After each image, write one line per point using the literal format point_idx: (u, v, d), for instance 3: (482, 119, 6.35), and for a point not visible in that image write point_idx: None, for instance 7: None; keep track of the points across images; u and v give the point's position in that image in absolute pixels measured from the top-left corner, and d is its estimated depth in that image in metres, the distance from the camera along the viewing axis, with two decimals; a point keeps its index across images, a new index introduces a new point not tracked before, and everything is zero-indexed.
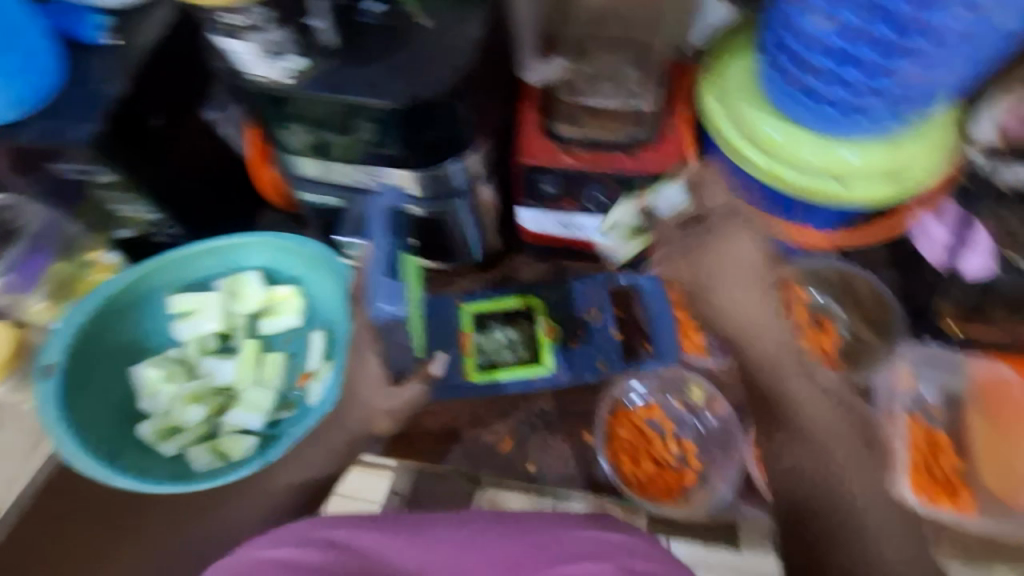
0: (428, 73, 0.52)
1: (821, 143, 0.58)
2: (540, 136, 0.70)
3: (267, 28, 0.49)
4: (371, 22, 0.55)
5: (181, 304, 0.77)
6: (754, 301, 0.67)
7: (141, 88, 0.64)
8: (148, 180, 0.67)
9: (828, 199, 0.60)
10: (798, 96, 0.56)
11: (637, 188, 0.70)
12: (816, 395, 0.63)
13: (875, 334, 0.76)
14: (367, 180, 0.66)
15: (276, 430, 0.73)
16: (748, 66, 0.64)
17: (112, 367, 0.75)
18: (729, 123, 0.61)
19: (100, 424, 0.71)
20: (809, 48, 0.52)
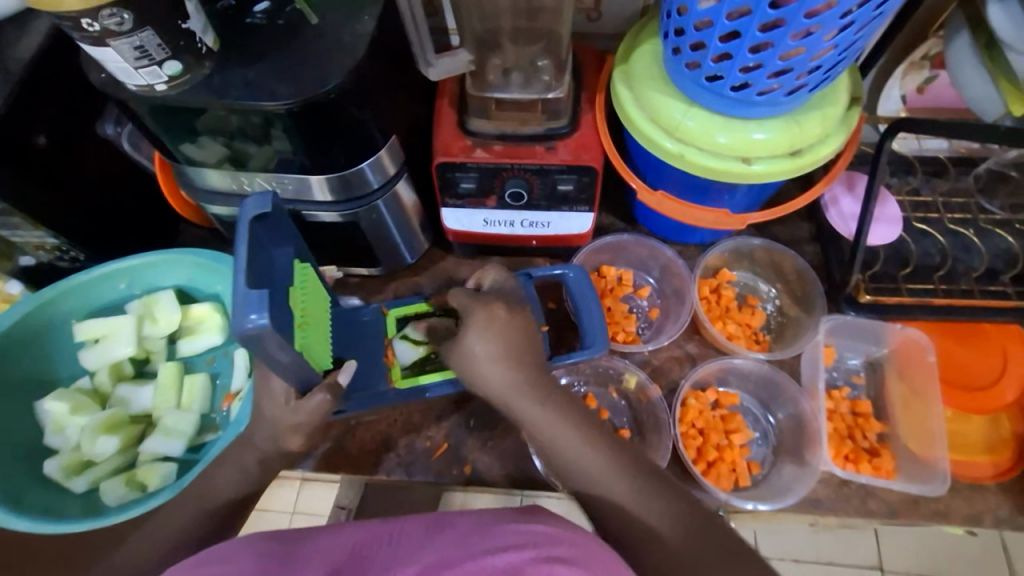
0: (316, 71, 0.50)
1: (726, 124, 0.58)
2: (455, 133, 0.69)
3: (132, 32, 0.43)
4: (258, 22, 0.53)
5: (87, 331, 0.72)
6: (499, 374, 0.56)
7: (17, 102, 0.59)
8: (36, 202, 0.63)
9: (736, 178, 0.60)
10: (699, 80, 0.56)
11: (556, 180, 0.69)
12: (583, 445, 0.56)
13: (801, 310, 0.78)
14: (277, 189, 0.63)
15: (198, 455, 0.69)
16: (655, 48, 0.63)
17: (16, 402, 0.70)
18: (638, 109, 0.61)
19: (3, 465, 0.66)
20: (701, 33, 0.51)
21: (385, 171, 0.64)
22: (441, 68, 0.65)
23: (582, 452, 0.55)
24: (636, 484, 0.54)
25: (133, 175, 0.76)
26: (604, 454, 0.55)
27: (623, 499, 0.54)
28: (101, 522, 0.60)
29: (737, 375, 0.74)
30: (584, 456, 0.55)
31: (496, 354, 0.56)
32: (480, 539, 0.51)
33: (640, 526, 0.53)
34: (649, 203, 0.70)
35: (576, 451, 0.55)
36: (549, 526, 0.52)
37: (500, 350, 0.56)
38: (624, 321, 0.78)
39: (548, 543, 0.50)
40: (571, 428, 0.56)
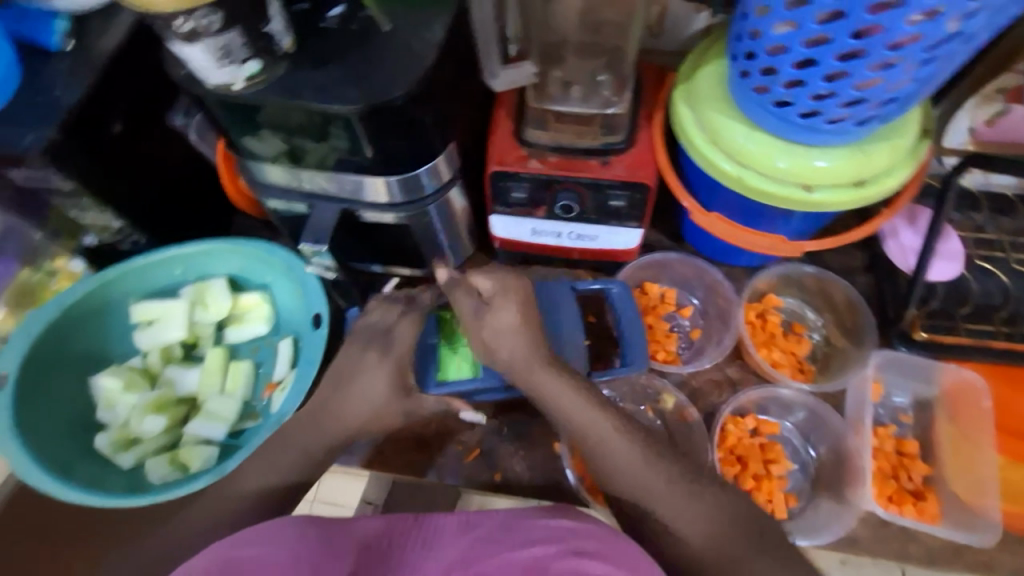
0: (386, 75, 0.51)
1: (787, 150, 0.57)
2: (511, 142, 0.70)
3: (220, 32, 0.44)
4: (332, 26, 0.54)
5: (143, 313, 0.75)
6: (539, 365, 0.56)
7: (99, 93, 0.62)
8: (105, 185, 0.65)
9: (795, 206, 0.59)
10: (766, 105, 0.55)
11: (607, 195, 0.69)
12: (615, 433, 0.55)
13: (849, 342, 0.76)
14: (334, 188, 0.65)
15: (239, 440, 0.71)
16: (718, 69, 0.62)
17: (70, 377, 0.72)
18: (699, 132, 0.61)
19: (55, 436, 0.68)
20: (774, 59, 0.50)
21: (440, 176, 0.65)
22: (505, 78, 0.66)
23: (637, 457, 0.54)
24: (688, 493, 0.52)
25: (196, 166, 0.79)
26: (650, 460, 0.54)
27: (678, 496, 0.52)
28: (145, 500, 0.62)
29: (777, 404, 0.72)
30: (638, 466, 0.54)
31: (529, 355, 0.57)
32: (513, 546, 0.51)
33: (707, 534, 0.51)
34: (701, 224, 0.69)
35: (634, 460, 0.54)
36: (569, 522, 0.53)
37: (528, 338, 0.57)
38: (664, 338, 0.77)
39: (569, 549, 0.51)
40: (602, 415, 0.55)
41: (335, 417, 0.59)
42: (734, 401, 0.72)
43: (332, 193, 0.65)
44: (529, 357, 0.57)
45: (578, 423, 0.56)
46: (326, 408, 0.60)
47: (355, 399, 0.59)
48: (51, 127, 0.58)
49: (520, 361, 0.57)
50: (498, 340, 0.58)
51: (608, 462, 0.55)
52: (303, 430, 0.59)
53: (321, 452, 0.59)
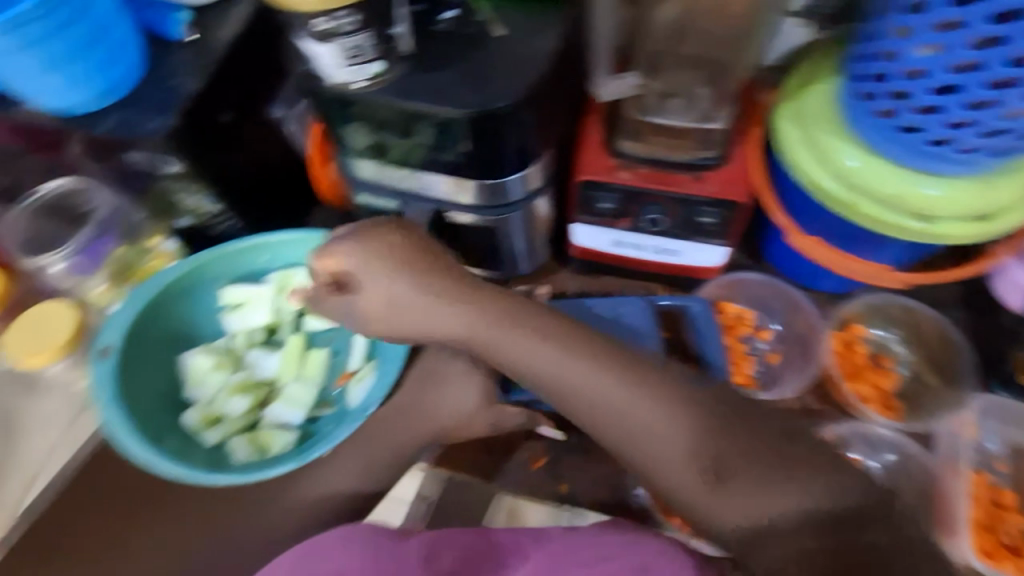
0: (498, 82, 0.52)
1: (903, 176, 0.55)
2: (601, 152, 0.69)
3: (353, 31, 0.48)
4: (444, 28, 0.55)
5: (231, 296, 0.78)
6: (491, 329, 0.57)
7: (215, 83, 0.65)
8: (212, 171, 0.68)
9: (905, 233, 0.57)
10: (889, 129, 0.53)
11: (697, 211, 0.68)
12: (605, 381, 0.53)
13: (942, 381, 0.72)
14: (424, 187, 0.66)
15: (315, 426, 0.73)
16: (826, 88, 0.61)
17: (162, 353, 0.75)
18: (806, 151, 0.59)
19: (148, 407, 0.71)
20: (908, 83, 0.49)
21: (530, 185, 0.65)
22: (609, 88, 0.65)
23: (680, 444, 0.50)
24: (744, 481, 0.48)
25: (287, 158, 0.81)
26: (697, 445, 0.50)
27: (732, 487, 0.48)
28: (230, 479, 0.63)
29: (863, 440, 0.69)
30: (683, 460, 0.50)
31: (546, 359, 0.55)
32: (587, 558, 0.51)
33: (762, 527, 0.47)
34: (798, 246, 0.67)
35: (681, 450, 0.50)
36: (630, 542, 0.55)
37: (536, 337, 0.56)
38: (742, 361, 0.76)
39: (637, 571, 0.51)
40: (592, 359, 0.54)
41: (424, 416, 0.70)
42: (818, 433, 0.69)
43: (421, 191, 0.67)
44: (548, 358, 0.55)
45: (613, 417, 0.53)
46: (417, 405, 0.71)
47: (448, 401, 0.69)
48: (173, 114, 0.62)
49: (537, 369, 0.55)
50: (505, 351, 0.56)
51: (649, 455, 0.51)
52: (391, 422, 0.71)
53: (409, 446, 0.70)
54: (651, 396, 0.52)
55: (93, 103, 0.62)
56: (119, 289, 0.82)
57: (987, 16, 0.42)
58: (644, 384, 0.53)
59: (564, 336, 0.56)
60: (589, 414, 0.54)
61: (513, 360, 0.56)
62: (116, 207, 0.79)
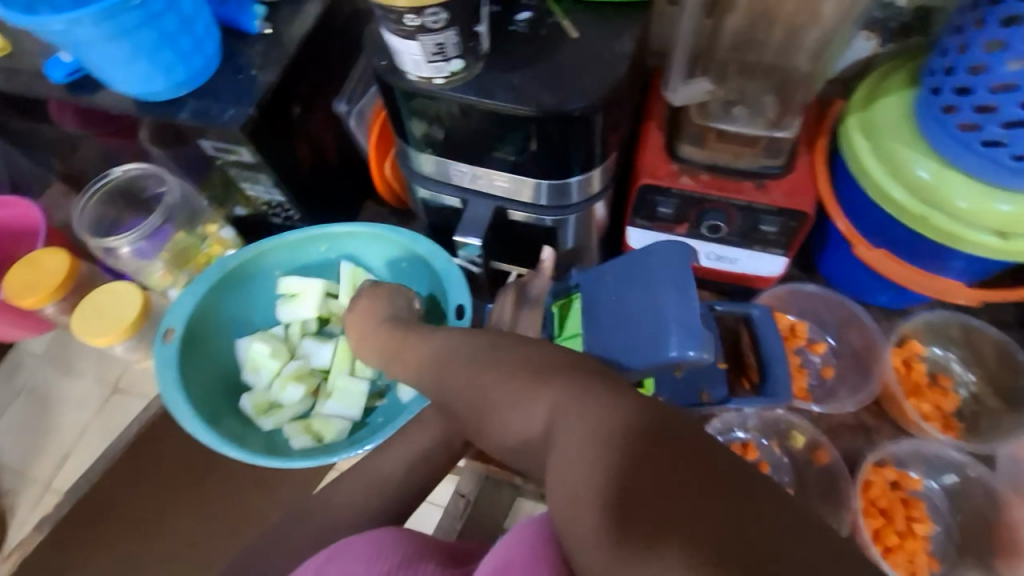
0: (576, 84, 0.52)
1: (982, 190, 0.54)
2: (662, 157, 0.69)
3: (441, 30, 0.46)
4: (521, 31, 0.56)
5: (287, 287, 0.79)
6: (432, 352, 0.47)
7: (287, 76, 0.66)
8: (279, 162, 0.69)
9: (980, 249, 0.56)
10: (970, 144, 0.52)
11: (758, 220, 0.67)
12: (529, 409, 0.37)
13: (1002, 404, 0.71)
14: (485, 184, 0.66)
15: (368, 419, 0.74)
16: (900, 99, 0.60)
17: (221, 338, 0.77)
18: (876, 162, 0.58)
19: (207, 391, 0.73)
20: (997, 97, 0.47)
21: (591, 188, 0.65)
22: (685, 93, 0.65)
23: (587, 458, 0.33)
24: (648, 498, 0.30)
25: (344, 152, 0.82)
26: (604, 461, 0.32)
27: (633, 513, 0.30)
28: (291, 464, 0.65)
29: (922, 459, 0.68)
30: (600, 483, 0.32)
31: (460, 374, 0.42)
32: None
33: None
34: (863, 259, 0.66)
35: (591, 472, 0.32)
36: None
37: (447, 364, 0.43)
38: (797, 375, 0.75)
39: None
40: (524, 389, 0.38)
41: None
42: (874, 452, 0.67)
43: (481, 187, 0.67)
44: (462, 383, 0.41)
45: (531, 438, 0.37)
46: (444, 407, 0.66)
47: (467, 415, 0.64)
48: (251, 105, 0.63)
49: (439, 370, 0.44)
50: (448, 355, 0.44)
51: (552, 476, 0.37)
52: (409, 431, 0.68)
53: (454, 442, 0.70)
54: (567, 396, 0.36)
55: (171, 91, 0.63)
56: (177, 275, 0.85)
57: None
58: (554, 389, 0.37)
59: (480, 347, 0.42)
60: (486, 427, 0.40)
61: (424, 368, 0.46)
62: (179, 195, 0.81)
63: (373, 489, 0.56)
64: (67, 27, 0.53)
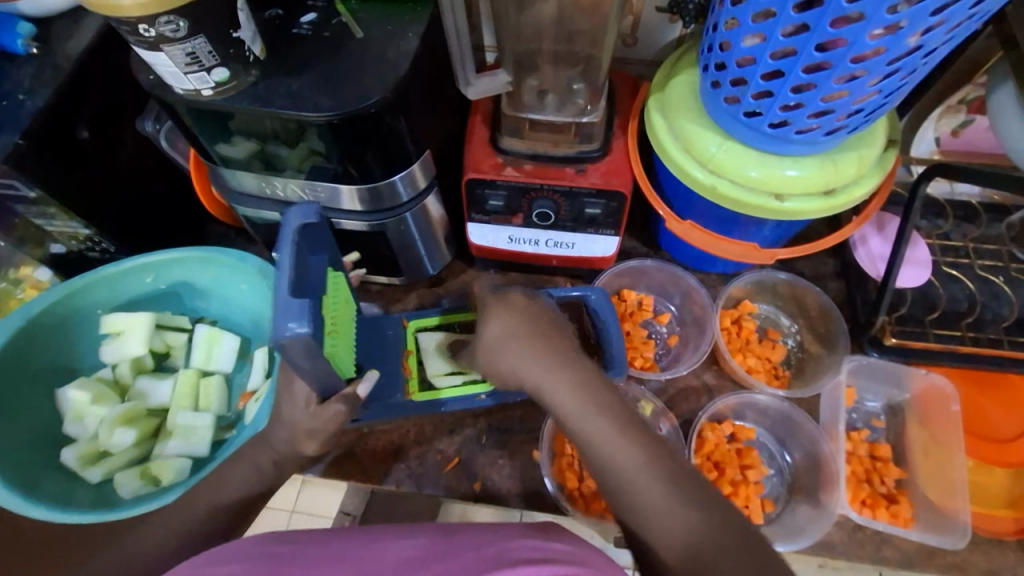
0: (360, 84, 0.51)
1: (758, 158, 0.58)
2: (486, 149, 0.69)
3: (186, 39, 0.44)
4: (304, 33, 0.54)
5: (111, 325, 0.73)
6: (525, 353, 0.54)
7: (64, 98, 0.61)
8: (71, 192, 0.63)
9: (766, 213, 0.60)
10: (738, 115, 0.56)
11: (584, 204, 0.69)
12: (595, 406, 0.51)
13: (824, 348, 0.77)
14: (306, 195, 0.64)
15: (214, 453, 0.70)
16: (691, 77, 0.63)
17: (37, 390, 0.70)
18: (670, 138, 0.62)
19: (18, 452, 0.66)
20: (744, 70, 0.51)
21: (416, 184, 0.65)
22: (479, 87, 0.65)
23: (638, 457, 0.49)
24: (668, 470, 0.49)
25: (165, 172, 0.77)
26: (652, 470, 0.48)
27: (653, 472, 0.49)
28: (118, 515, 0.60)
29: (752, 408, 0.74)
30: (641, 478, 0.48)
31: (518, 340, 0.55)
32: (479, 544, 0.52)
33: (685, 538, 0.45)
34: (678, 233, 0.70)
35: (627, 452, 0.49)
36: (561, 544, 0.52)
37: (535, 343, 0.55)
38: (641, 346, 0.78)
39: (551, 552, 0.50)
40: (577, 384, 0.53)
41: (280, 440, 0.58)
42: (712, 408, 0.72)
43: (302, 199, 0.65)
44: (560, 392, 0.52)
45: (589, 433, 0.51)
46: (281, 413, 0.58)
47: (303, 403, 0.57)
48: (16, 133, 0.57)
49: None
50: (526, 359, 0.54)
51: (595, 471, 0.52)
52: (258, 448, 0.59)
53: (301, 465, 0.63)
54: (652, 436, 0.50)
55: None
56: None
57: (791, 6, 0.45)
58: (618, 415, 0.51)
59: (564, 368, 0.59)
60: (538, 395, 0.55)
61: (497, 335, 0.56)
62: None
63: (212, 512, 0.57)
64: None
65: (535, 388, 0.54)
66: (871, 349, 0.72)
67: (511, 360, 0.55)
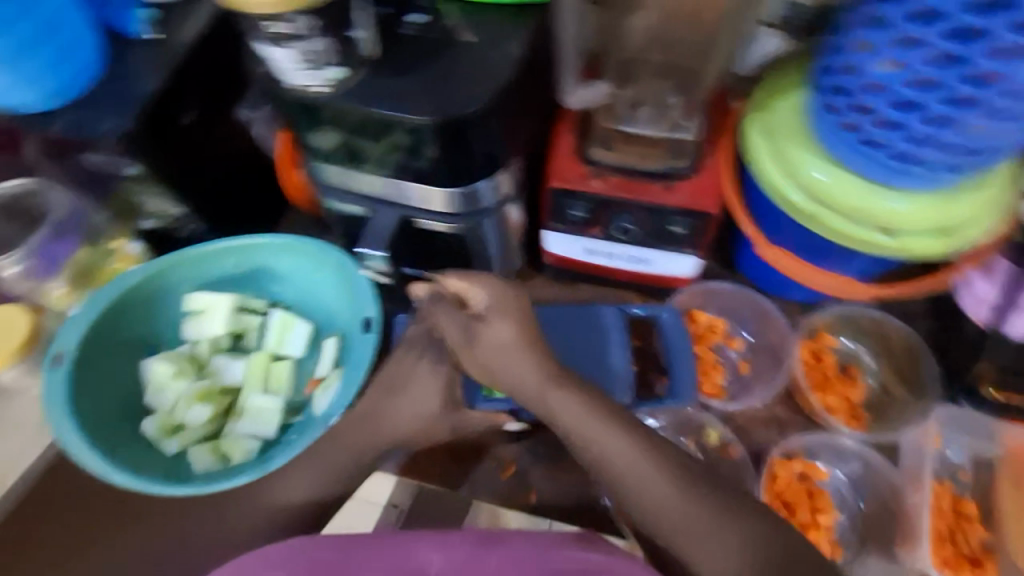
0: (464, 89, 0.51)
1: (867, 189, 0.56)
2: (572, 159, 0.68)
3: (309, 38, 0.46)
4: (409, 33, 0.54)
5: (194, 304, 0.76)
6: (522, 361, 0.57)
7: (174, 84, 0.63)
8: (172, 175, 0.66)
9: (871, 249, 0.57)
10: (855, 144, 0.54)
11: (669, 221, 0.67)
12: (603, 423, 0.54)
13: (908, 391, 0.73)
14: (391, 193, 0.64)
15: (281, 438, 0.72)
16: (800, 100, 0.61)
17: (122, 360, 0.73)
18: (772, 162, 0.59)
19: (103, 418, 0.69)
20: (871, 97, 0.49)
21: (501, 191, 0.64)
22: (579, 97, 0.67)
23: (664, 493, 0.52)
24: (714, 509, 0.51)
25: (255, 159, 0.80)
26: (691, 503, 0.51)
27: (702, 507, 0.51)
28: (191, 492, 0.62)
29: (828, 450, 0.70)
30: (667, 505, 0.51)
31: (516, 359, 0.57)
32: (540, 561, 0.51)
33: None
34: (767, 258, 0.68)
35: (652, 489, 0.52)
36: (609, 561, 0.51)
37: (527, 344, 0.58)
38: (712, 372, 0.76)
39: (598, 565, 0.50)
40: (587, 407, 0.55)
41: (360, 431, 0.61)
42: (784, 443, 0.70)
43: (387, 196, 0.65)
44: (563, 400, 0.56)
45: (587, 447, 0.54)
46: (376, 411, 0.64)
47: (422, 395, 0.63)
48: (130, 115, 0.60)
49: None
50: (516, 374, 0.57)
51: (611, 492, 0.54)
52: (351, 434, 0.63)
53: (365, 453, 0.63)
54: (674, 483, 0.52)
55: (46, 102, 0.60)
56: (80, 293, 0.78)
57: (944, 34, 0.43)
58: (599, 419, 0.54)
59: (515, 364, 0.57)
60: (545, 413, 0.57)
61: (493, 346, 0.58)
62: (68, 208, 0.76)
63: None
64: None
65: (549, 413, 0.56)
66: (972, 404, 0.70)
67: (506, 364, 0.58)
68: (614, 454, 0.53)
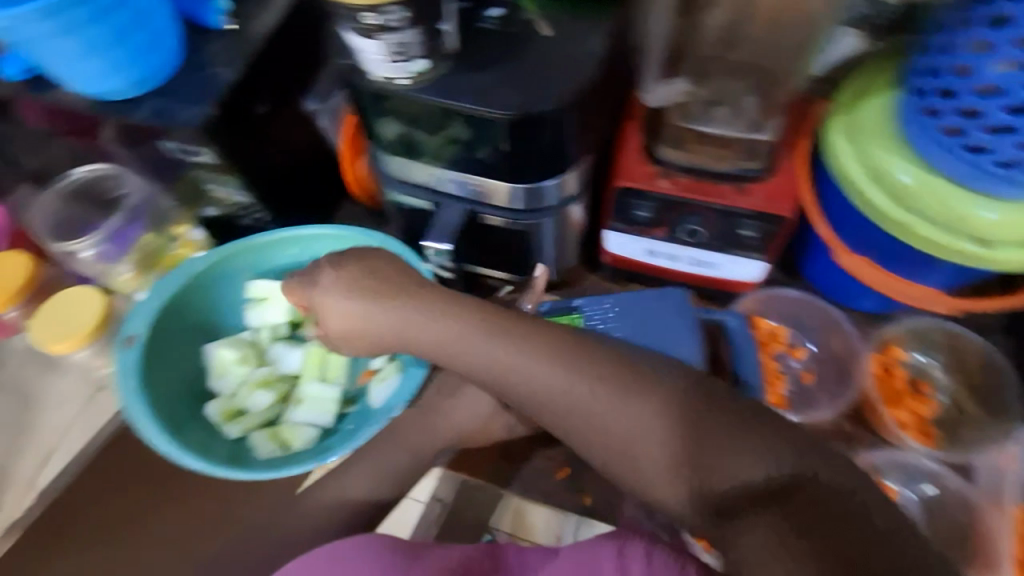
0: (547, 85, 0.51)
1: (961, 195, 0.54)
2: (639, 157, 0.67)
3: (402, 29, 0.46)
4: (490, 27, 0.54)
5: (255, 291, 0.76)
6: (337, 308, 0.59)
7: (250, 74, 0.64)
8: (244, 164, 0.67)
9: (961, 256, 0.56)
10: (952, 147, 0.53)
11: (738, 223, 0.65)
12: (574, 384, 0.51)
13: (983, 410, 0.70)
14: (454, 187, 0.64)
15: (337, 428, 0.72)
16: (888, 103, 0.60)
17: (187, 344, 0.75)
18: (858, 165, 0.58)
19: (173, 399, 0.71)
20: (982, 100, 0.48)
21: (566, 190, 0.63)
22: (660, 95, 0.64)
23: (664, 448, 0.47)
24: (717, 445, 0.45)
25: (318, 150, 0.80)
26: (680, 441, 0.46)
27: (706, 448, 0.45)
28: (257, 475, 0.63)
29: (900, 467, 0.68)
30: (665, 452, 0.47)
31: (422, 325, 0.56)
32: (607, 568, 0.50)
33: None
34: (844, 265, 0.66)
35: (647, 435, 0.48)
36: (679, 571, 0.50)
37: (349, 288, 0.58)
38: (776, 381, 0.73)
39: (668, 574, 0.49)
40: (559, 369, 0.52)
41: None
42: (851, 460, 0.68)
43: (451, 190, 0.65)
44: (529, 366, 0.52)
45: (601, 428, 0.50)
46: None
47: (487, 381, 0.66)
48: (211, 105, 0.61)
49: None
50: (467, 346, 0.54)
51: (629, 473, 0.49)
52: None
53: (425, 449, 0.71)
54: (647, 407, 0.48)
55: (130, 90, 0.62)
56: (145, 277, 0.81)
57: None
58: (608, 395, 0.49)
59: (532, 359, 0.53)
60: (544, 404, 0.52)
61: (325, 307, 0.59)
62: (144, 195, 0.79)
63: None
64: (12, 23, 0.52)
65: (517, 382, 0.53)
66: None
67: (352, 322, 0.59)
68: (597, 411, 0.50)
